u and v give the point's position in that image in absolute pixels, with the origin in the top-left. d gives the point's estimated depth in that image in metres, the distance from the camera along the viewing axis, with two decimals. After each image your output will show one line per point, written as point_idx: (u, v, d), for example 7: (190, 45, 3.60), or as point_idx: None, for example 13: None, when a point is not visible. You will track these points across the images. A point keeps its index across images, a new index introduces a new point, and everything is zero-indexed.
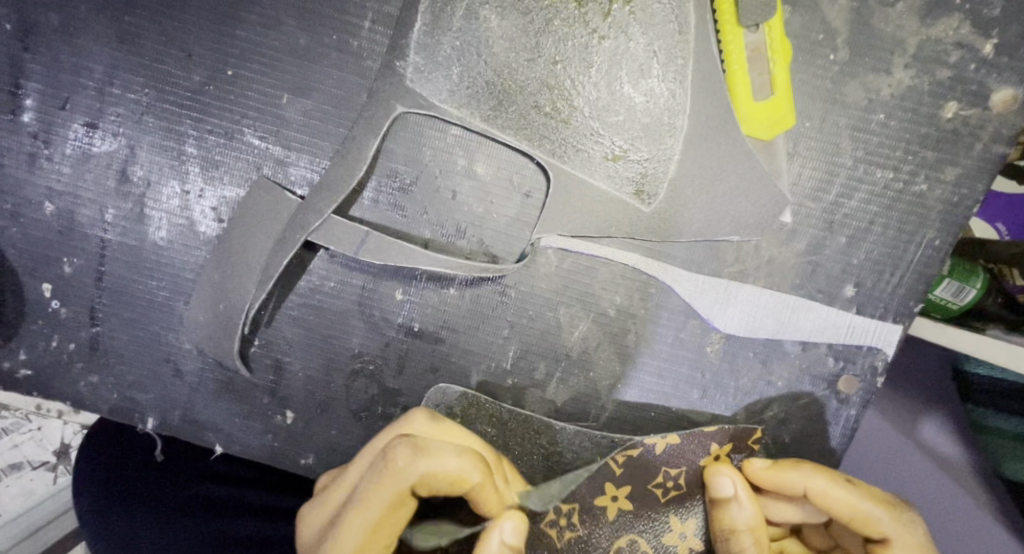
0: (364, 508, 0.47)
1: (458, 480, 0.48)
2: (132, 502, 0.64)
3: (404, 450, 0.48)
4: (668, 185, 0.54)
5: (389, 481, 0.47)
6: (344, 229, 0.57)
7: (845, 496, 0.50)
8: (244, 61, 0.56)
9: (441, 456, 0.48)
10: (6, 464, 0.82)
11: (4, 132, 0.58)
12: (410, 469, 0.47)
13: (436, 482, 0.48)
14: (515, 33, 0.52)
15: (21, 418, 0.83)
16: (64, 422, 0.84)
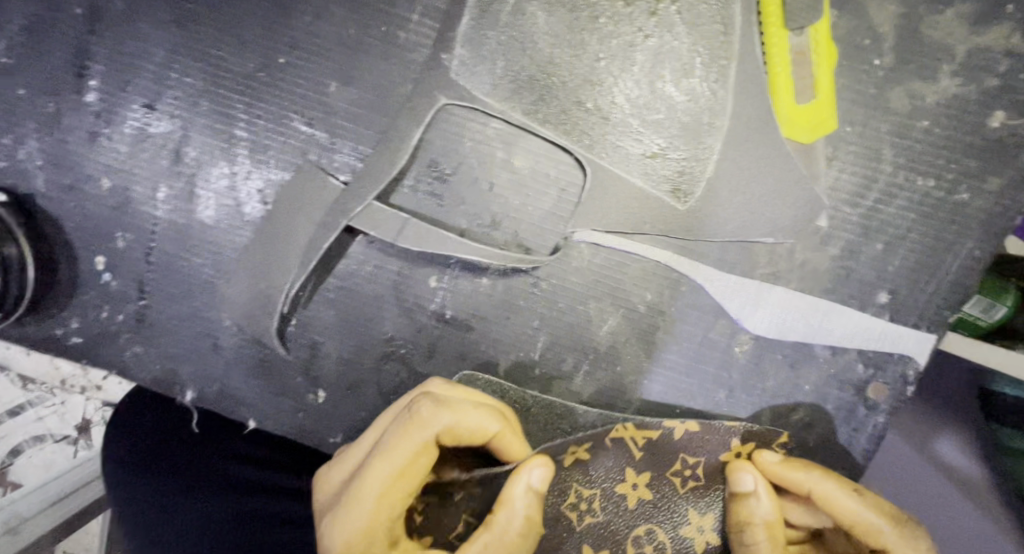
0: (389, 457, 0.48)
1: (482, 431, 0.51)
2: (154, 476, 0.67)
3: (430, 402, 0.50)
4: (705, 184, 0.55)
5: (416, 430, 0.49)
6: (383, 216, 0.58)
7: (853, 503, 0.50)
8: (296, 48, 0.58)
9: (467, 407, 0.51)
10: (30, 435, 0.86)
11: (66, 110, 0.60)
12: (437, 418, 0.49)
13: (460, 432, 0.50)
14: (560, 29, 0.53)
15: (46, 392, 0.85)
16: (87, 399, 0.86)
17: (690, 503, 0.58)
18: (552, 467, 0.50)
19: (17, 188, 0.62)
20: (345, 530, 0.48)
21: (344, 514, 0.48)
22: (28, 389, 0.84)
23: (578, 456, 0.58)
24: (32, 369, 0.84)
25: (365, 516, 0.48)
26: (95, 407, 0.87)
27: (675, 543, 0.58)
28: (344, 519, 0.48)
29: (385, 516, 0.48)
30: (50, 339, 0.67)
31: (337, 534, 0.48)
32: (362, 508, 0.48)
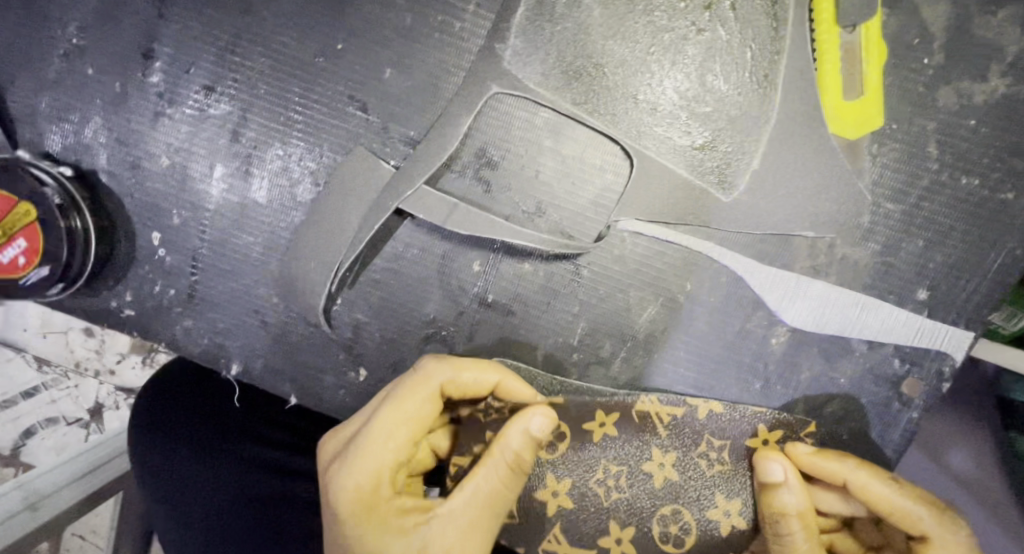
0: (396, 404, 0.52)
1: (482, 382, 0.56)
2: (170, 446, 0.69)
3: (432, 360, 0.55)
4: (750, 175, 0.56)
5: (420, 381, 0.53)
6: (433, 200, 0.60)
7: (887, 491, 0.52)
8: (354, 36, 0.60)
9: (467, 361, 0.56)
10: (45, 418, 0.94)
11: (132, 90, 0.63)
12: (439, 370, 0.54)
13: (463, 382, 0.55)
14: (615, 23, 0.55)
15: (60, 375, 0.94)
16: (100, 384, 0.94)
17: (715, 486, 0.61)
18: (556, 417, 0.53)
19: (81, 164, 0.65)
20: (354, 474, 0.49)
21: (352, 459, 0.50)
22: (44, 371, 0.93)
23: (605, 430, 0.63)
24: (49, 354, 0.93)
25: (374, 459, 0.49)
26: (107, 391, 0.94)
27: (699, 521, 0.61)
28: (352, 464, 0.49)
29: (391, 460, 0.50)
30: (105, 310, 0.70)
31: (345, 480, 0.49)
32: (370, 452, 0.50)
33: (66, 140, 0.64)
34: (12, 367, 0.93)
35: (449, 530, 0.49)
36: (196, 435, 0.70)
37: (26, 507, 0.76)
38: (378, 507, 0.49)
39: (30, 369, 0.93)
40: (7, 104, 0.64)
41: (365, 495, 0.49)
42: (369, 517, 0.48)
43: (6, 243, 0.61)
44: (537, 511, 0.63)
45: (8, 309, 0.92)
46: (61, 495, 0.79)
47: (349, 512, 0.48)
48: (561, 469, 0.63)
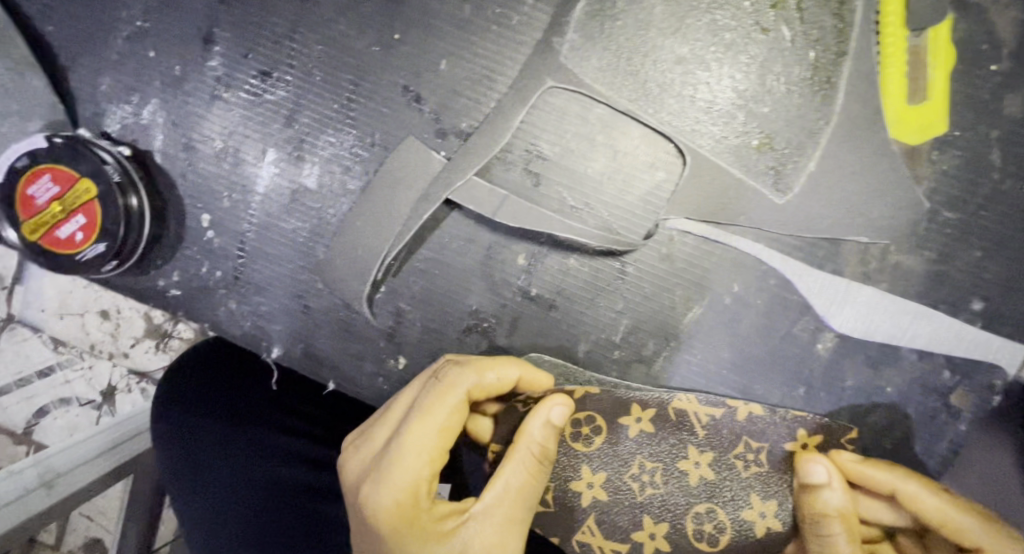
0: (425, 415, 0.50)
1: (505, 382, 0.55)
2: (197, 416, 0.69)
3: (454, 367, 0.54)
4: (807, 177, 0.56)
5: (445, 389, 0.52)
6: (483, 191, 0.60)
7: (937, 503, 0.51)
8: (411, 26, 0.61)
9: (488, 363, 0.54)
10: (58, 397, 0.95)
11: (191, 73, 0.64)
12: (463, 377, 0.53)
13: (487, 384, 0.53)
14: (676, 22, 0.56)
15: (75, 356, 0.95)
16: (113, 366, 0.95)
17: (752, 487, 0.60)
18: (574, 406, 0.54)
19: (138, 145, 0.66)
20: (391, 489, 0.48)
21: (388, 473, 0.48)
22: (59, 350, 0.94)
23: (641, 426, 0.62)
24: (63, 333, 0.94)
25: (409, 471, 0.48)
26: (121, 375, 0.95)
27: (735, 523, 0.61)
28: (388, 479, 0.48)
29: (427, 470, 0.49)
30: (151, 290, 0.70)
31: (382, 495, 0.48)
32: (404, 465, 0.48)
33: (124, 121, 0.66)
34: (27, 346, 0.94)
35: (488, 532, 0.48)
36: (227, 420, 0.69)
37: (41, 485, 0.75)
38: (418, 518, 0.48)
39: (47, 348, 0.94)
40: (69, 84, 0.66)
41: (404, 508, 0.48)
42: (410, 529, 0.47)
43: (66, 219, 0.61)
44: (570, 502, 0.63)
45: (25, 287, 0.93)
46: (73, 473, 0.77)
47: (389, 526, 0.47)
48: (596, 461, 0.62)
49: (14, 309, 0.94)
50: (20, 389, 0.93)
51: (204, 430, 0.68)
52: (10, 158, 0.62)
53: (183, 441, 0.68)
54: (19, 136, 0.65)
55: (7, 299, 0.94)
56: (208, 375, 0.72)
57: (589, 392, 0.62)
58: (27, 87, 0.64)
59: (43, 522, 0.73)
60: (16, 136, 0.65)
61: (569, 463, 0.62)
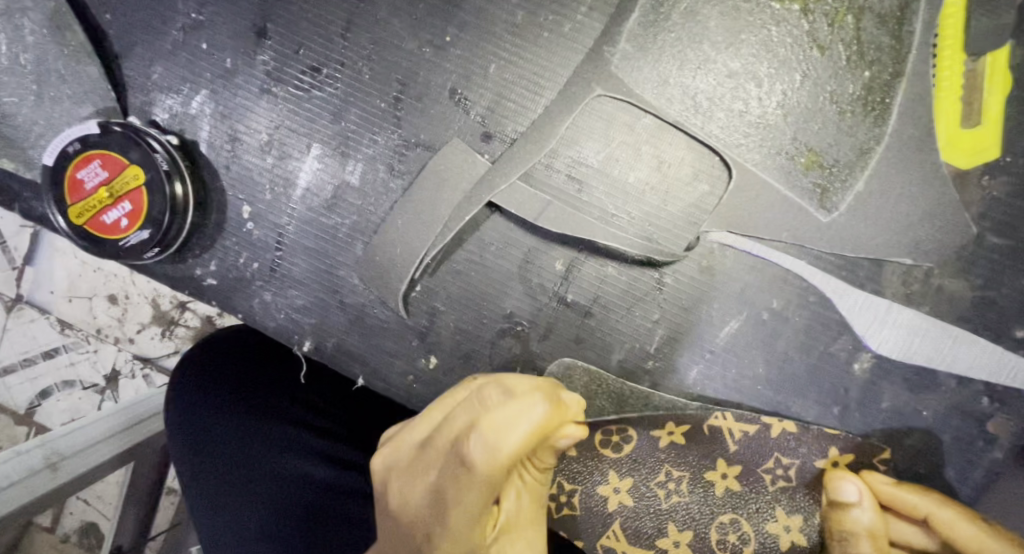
0: (467, 504, 0.43)
1: (537, 433, 0.44)
2: (213, 404, 0.68)
3: (481, 445, 0.42)
4: (853, 196, 0.56)
5: (476, 464, 0.42)
6: (527, 196, 0.61)
7: (971, 532, 0.51)
8: (462, 30, 0.62)
9: (518, 425, 0.43)
10: (63, 379, 0.99)
11: (243, 66, 0.66)
12: (496, 460, 0.42)
13: (525, 451, 0.43)
14: (730, 36, 0.56)
15: (81, 339, 0.99)
16: (117, 350, 0.99)
17: (777, 501, 0.62)
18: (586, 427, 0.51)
19: (185, 134, 0.67)
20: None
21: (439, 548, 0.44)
22: (65, 333, 0.98)
23: (673, 438, 0.64)
24: (71, 316, 0.98)
25: (460, 544, 0.44)
26: (125, 359, 0.99)
27: (759, 535, 0.62)
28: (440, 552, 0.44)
29: (477, 538, 0.45)
30: (188, 278, 0.71)
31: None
32: (454, 542, 0.44)
33: (174, 110, 0.67)
34: (33, 327, 0.99)
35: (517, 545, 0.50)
36: (248, 411, 0.68)
37: (47, 465, 0.74)
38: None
39: (53, 331, 0.99)
40: (121, 71, 0.67)
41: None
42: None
43: (112, 204, 0.63)
44: (597, 507, 0.65)
45: (36, 269, 0.98)
46: (80, 455, 0.77)
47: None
48: (623, 468, 0.65)
49: (23, 291, 0.98)
50: (25, 369, 0.98)
51: (224, 418, 0.68)
52: (62, 143, 0.63)
53: (202, 428, 0.67)
54: (71, 121, 0.66)
55: (16, 280, 0.98)
56: (233, 363, 0.71)
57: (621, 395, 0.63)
58: (81, 72, 0.65)
59: (44, 503, 0.72)
60: (67, 120, 0.66)
61: (597, 468, 0.65)
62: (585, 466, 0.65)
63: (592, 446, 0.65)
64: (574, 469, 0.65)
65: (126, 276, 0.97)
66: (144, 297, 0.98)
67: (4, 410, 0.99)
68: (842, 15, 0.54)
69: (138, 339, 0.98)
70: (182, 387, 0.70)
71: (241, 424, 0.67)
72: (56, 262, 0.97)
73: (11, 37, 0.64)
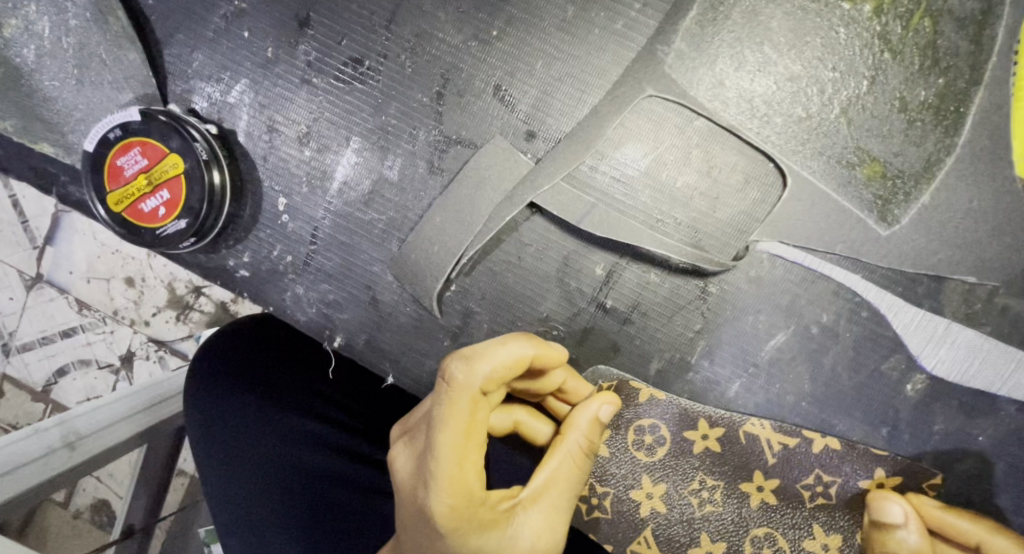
0: (452, 422, 0.43)
1: (518, 363, 0.47)
2: (237, 389, 0.68)
3: (460, 361, 0.45)
4: (915, 210, 0.54)
5: (456, 391, 0.43)
6: (571, 198, 0.59)
7: None
8: (510, 24, 0.60)
9: (496, 349, 0.45)
10: (81, 358, 1.00)
11: (284, 56, 0.64)
12: (474, 372, 0.44)
13: (501, 373, 0.45)
14: (793, 36, 0.54)
15: (99, 320, 1.00)
16: (133, 332, 1.00)
17: (815, 518, 0.60)
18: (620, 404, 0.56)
19: (223, 124, 0.66)
20: (442, 496, 0.43)
21: (435, 482, 0.43)
22: (83, 313, 1.00)
23: (707, 444, 0.62)
24: (89, 297, 1.00)
25: (453, 475, 0.43)
26: (141, 341, 1.00)
27: (795, 552, 0.60)
28: (436, 486, 0.43)
29: (470, 471, 0.44)
30: (221, 269, 0.70)
31: (434, 501, 0.43)
32: (448, 473, 0.42)
33: (213, 98, 0.66)
34: (53, 306, 1.00)
35: (538, 518, 0.50)
36: (269, 398, 0.68)
37: (64, 445, 0.72)
38: (475, 514, 0.45)
39: (71, 311, 1.00)
40: (162, 58, 0.66)
41: (460, 510, 0.43)
42: (467, 526, 0.44)
43: (150, 192, 0.62)
44: (629, 512, 0.64)
45: (58, 251, 0.99)
46: (97, 435, 0.75)
47: (447, 529, 0.43)
48: (657, 473, 0.63)
49: (44, 270, 1.00)
50: (44, 347, 1.01)
51: (244, 403, 0.67)
52: (103, 129, 0.62)
53: (220, 413, 0.67)
54: (112, 107, 0.66)
55: (37, 259, 1.00)
56: (258, 354, 0.71)
57: (654, 397, 0.62)
58: (123, 58, 0.65)
59: (59, 483, 0.70)
60: (109, 107, 0.66)
61: (630, 471, 0.64)
62: (618, 469, 0.64)
63: (625, 448, 0.63)
64: (607, 471, 0.64)
65: (144, 259, 0.98)
66: (160, 281, 0.98)
67: (22, 385, 1.02)
68: (917, 18, 0.52)
69: (153, 324, 0.99)
70: (203, 371, 0.69)
71: (261, 410, 0.67)
72: (76, 244, 0.99)
73: (55, 21, 0.64)
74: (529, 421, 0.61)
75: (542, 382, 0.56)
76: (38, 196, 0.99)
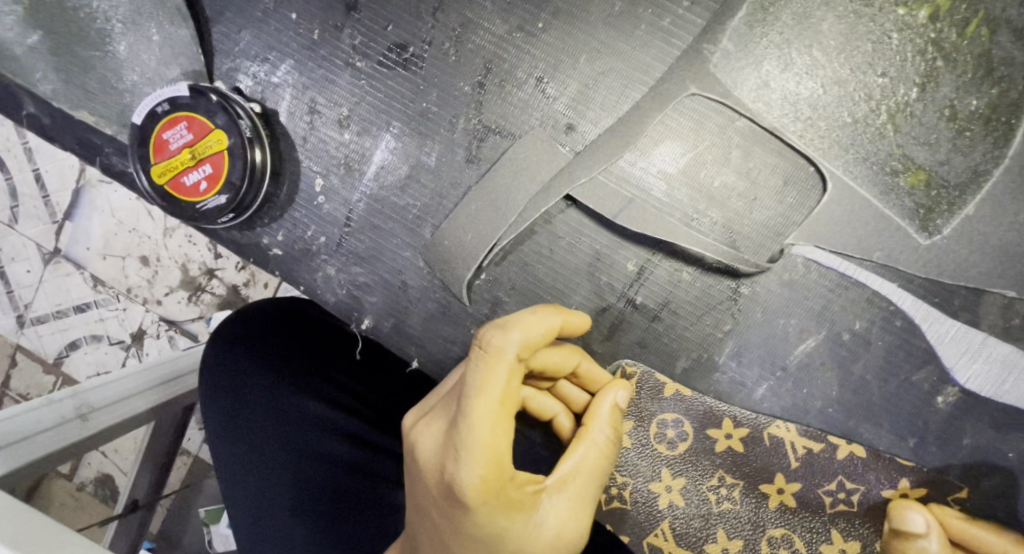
0: (488, 390, 0.42)
1: (548, 334, 0.48)
2: (258, 364, 0.69)
3: (495, 329, 0.44)
4: (957, 222, 0.54)
5: (492, 357, 0.43)
6: (609, 192, 0.60)
7: None
8: (556, 17, 0.60)
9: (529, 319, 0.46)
10: (92, 333, 1.03)
11: (330, 39, 0.65)
12: (509, 339, 0.44)
13: (534, 342, 0.45)
14: (844, 40, 0.54)
15: (112, 297, 1.02)
16: (145, 311, 1.01)
17: (833, 523, 0.60)
18: (629, 389, 0.59)
19: (266, 103, 0.67)
20: (474, 468, 0.42)
21: (466, 453, 0.42)
22: (97, 289, 1.02)
23: (730, 443, 0.62)
24: (104, 273, 1.02)
25: (485, 446, 0.42)
26: (152, 320, 1.02)
27: None
28: (467, 457, 0.42)
29: (502, 444, 0.43)
30: (255, 246, 0.71)
31: (466, 473, 0.42)
32: (482, 443, 0.42)
33: (258, 78, 0.67)
34: (69, 281, 1.03)
35: (562, 504, 0.50)
36: (291, 376, 0.68)
37: (77, 416, 0.70)
38: (503, 490, 0.44)
39: (86, 286, 1.02)
40: (210, 35, 0.67)
41: (490, 484, 0.43)
42: (496, 500, 0.44)
43: (193, 166, 0.63)
44: (648, 503, 0.64)
45: (76, 226, 1.01)
46: (109, 410, 0.74)
47: (476, 502, 0.43)
48: (677, 467, 0.64)
49: (61, 244, 1.02)
50: (57, 320, 1.03)
51: (264, 378, 0.68)
52: (151, 103, 0.64)
53: (240, 391, 0.67)
54: (159, 82, 0.68)
55: (56, 233, 1.02)
56: (283, 331, 0.72)
57: (681, 392, 0.63)
58: (174, 35, 0.66)
59: (69, 453, 0.69)
60: (156, 82, 0.68)
61: (651, 464, 0.64)
62: (639, 460, 0.64)
63: (646, 442, 0.64)
64: (627, 462, 0.64)
65: (159, 238, 1.00)
66: (174, 261, 1.00)
67: (35, 356, 1.05)
68: (973, 26, 0.51)
69: (165, 303, 1.01)
70: (226, 347, 0.70)
71: (280, 386, 0.67)
72: (94, 220, 1.01)
73: None
74: (546, 408, 0.61)
75: (557, 363, 0.55)
76: (61, 169, 1.01)
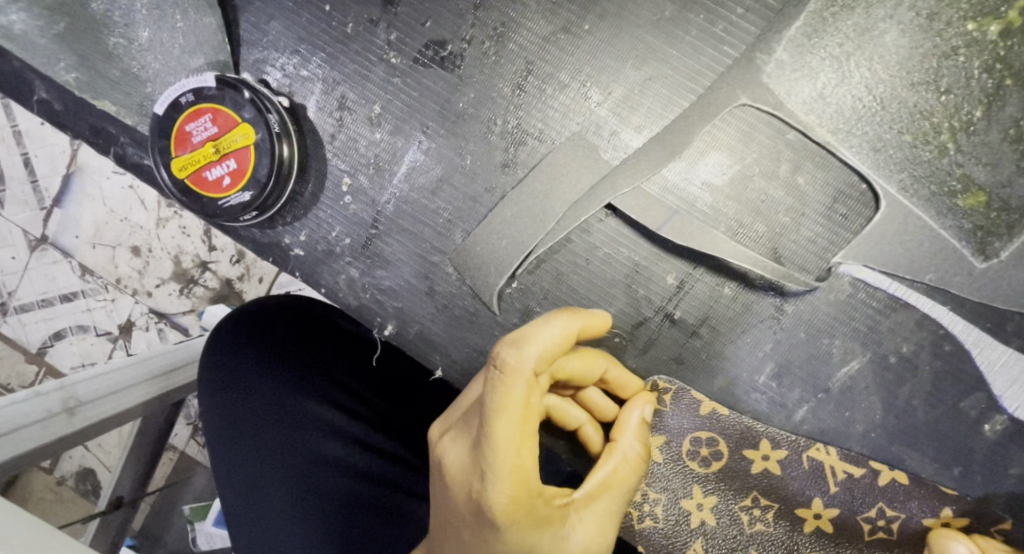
0: (509, 410, 0.38)
1: (566, 340, 0.44)
2: (269, 366, 0.65)
3: (509, 344, 0.40)
4: (1014, 246, 0.52)
5: (509, 375, 0.39)
6: (652, 203, 0.58)
7: None
8: (604, 18, 0.58)
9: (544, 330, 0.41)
10: (77, 323, 0.99)
11: (365, 33, 0.63)
12: (526, 354, 0.40)
13: (552, 352, 0.42)
14: (907, 53, 0.52)
15: (99, 287, 0.98)
16: (134, 302, 0.98)
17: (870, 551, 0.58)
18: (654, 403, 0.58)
19: (294, 97, 0.65)
20: (501, 489, 0.39)
21: (492, 474, 0.39)
22: (85, 279, 0.98)
23: (766, 465, 0.60)
24: (93, 263, 0.98)
25: (510, 466, 0.39)
26: (141, 312, 0.98)
27: None
28: (494, 477, 0.39)
29: (528, 462, 0.40)
30: (274, 245, 0.68)
31: (493, 496, 0.39)
32: (507, 463, 0.39)
33: (286, 71, 0.64)
34: (56, 269, 0.99)
35: (591, 519, 0.47)
36: (306, 380, 0.65)
37: (64, 410, 0.67)
38: (532, 508, 0.41)
39: (74, 275, 0.99)
40: (237, 24, 0.65)
41: (518, 504, 0.40)
42: (524, 520, 0.41)
43: (216, 160, 0.61)
44: (680, 521, 0.61)
45: (65, 214, 0.97)
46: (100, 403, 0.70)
47: (505, 523, 0.40)
48: (709, 485, 0.61)
49: (50, 232, 0.99)
50: (42, 309, 0.99)
51: (275, 381, 0.64)
52: (174, 93, 0.61)
53: (250, 393, 0.64)
54: (181, 71, 0.65)
55: (44, 220, 0.98)
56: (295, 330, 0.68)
57: (717, 410, 0.60)
58: (198, 23, 0.64)
59: (55, 449, 0.65)
60: (178, 71, 0.65)
61: (682, 481, 0.62)
62: (670, 477, 0.62)
63: (678, 458, 0.62)
64: (658, 477, 0.62)
65: (152, 230, 0.96)
66: (166, 252, 0.96)
67: (20, 346, 1.01)
68: None
69: (155, 293, 0.97)
70: (234, 346, 0.66)
71: (296, 390, 0.64)
72: (85, 209, 0.97)
73: None
74: (571, 418, 0.57)
75: (591, 375, 0.52)
76: (51, 155, 0.97)
